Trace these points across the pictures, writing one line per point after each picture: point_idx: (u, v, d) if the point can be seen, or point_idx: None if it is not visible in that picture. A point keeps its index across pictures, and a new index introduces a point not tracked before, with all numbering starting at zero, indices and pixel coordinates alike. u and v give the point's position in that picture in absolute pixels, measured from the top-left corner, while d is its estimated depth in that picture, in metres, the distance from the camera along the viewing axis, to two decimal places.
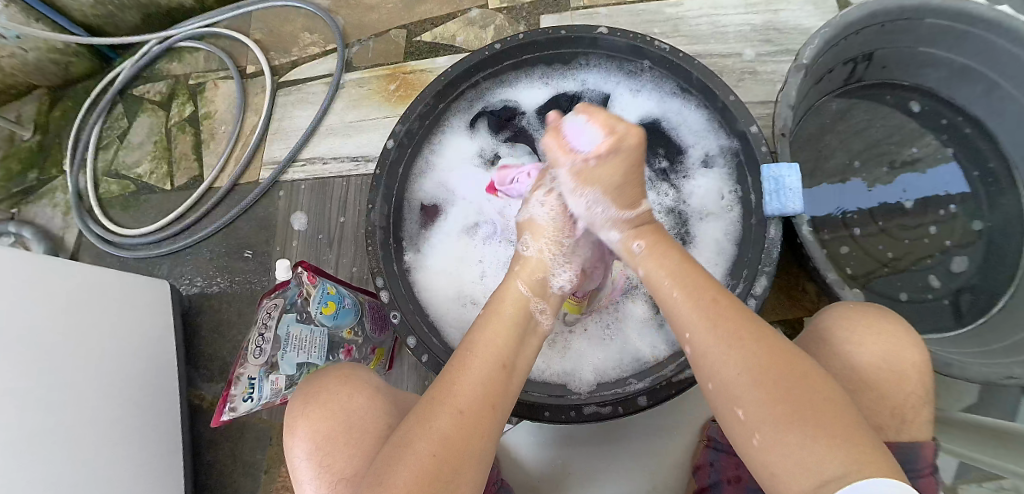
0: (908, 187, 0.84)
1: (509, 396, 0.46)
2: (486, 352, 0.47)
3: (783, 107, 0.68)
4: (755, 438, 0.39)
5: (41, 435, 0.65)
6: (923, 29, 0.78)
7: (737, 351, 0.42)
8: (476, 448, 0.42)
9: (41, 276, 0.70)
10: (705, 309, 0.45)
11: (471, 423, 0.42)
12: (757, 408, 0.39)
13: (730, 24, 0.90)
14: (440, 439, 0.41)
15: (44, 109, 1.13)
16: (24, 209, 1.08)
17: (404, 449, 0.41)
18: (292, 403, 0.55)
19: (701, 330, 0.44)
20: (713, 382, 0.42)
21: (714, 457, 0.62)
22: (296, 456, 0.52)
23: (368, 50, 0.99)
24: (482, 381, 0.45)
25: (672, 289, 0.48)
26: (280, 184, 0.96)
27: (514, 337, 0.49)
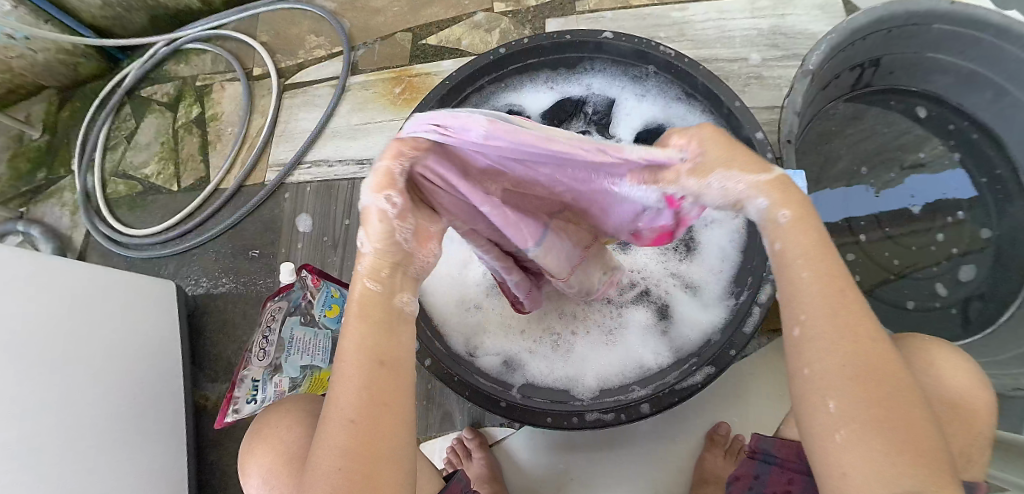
0: (917, 192, 0.84)
1: (405, 382, 0.37)
2: (358, 348, 0.36)
3: (789, 113, 0.68)
4: (838, 435, 0.33)
5: (47, 436, 0.66)
6: (932, 34, 0.78)
7: (852, 349, 0.34)
8: (390, 450, 0.35)
9: (47, 279, 0.71)
10: (830, 296, 0.35)
11: (367, 429, 0.34)
12: (852, 403, 0.33)
13: (736, 28, 0.90)
14: (346, 453, 0.34)
15: (52, 110, 1.14)
16: (32, 209, 1.09)
17: (317, 464, 0.35)
18: (246, 440, 0.56)
19: (821, 316, 0.35)
20: (810, 367, 0.35)
21: (760, 469, 0.56)
22: (251, 491, 0.53)
23: (373, 53, 0.99)
24: (363, 380, 0.35)
25: (804, 265, 0.36)
26: (285, 186, 0.96)
27: (391, 316, 0.38)
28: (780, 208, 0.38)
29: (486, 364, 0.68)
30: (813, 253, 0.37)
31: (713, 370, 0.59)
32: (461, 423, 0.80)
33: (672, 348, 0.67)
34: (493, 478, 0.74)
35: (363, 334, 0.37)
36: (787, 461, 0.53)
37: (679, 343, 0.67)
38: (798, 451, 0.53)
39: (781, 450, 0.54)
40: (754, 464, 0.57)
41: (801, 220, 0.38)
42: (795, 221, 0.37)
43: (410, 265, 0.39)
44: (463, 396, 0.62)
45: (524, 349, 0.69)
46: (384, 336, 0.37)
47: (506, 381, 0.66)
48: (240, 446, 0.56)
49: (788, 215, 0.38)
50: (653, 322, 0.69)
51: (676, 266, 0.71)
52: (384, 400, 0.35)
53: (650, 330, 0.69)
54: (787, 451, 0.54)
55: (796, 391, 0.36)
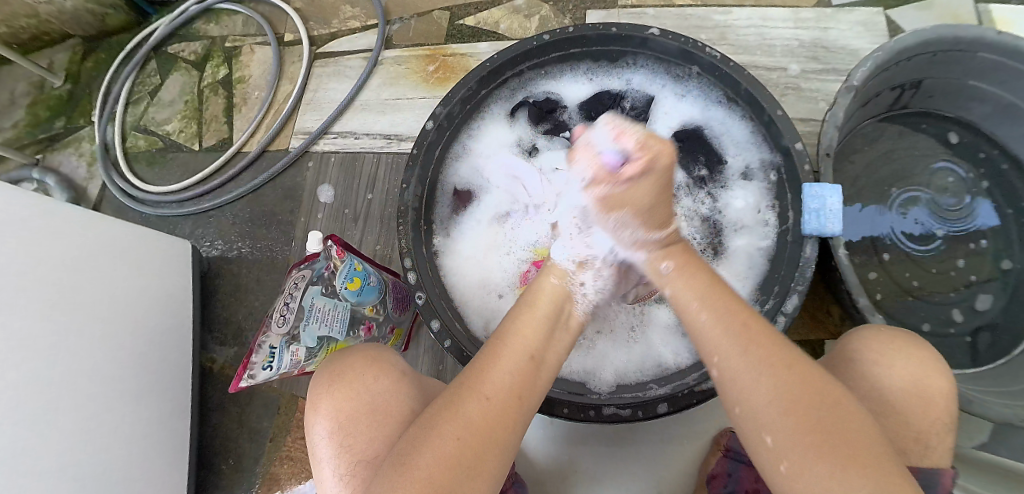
0: (942, 215, 0.83)
1: (538, 390, 0.45)
2: (516, 344, 0.45)
3: (829, 127, 0.67)
4: (783, 464, 0.37)
5: (50, 384, 0.65)
6: (974, 62, 0.77)
7: (768, 377, 0.40)
8: (507, 436, 0.41)
9: (63, 227, 0.70)
10: (733, 332, 0.43)
11: (498, 411, 0.41)
12: (788, 434, 0.38)
13: (778, 37, 0.89)
14: (467, 422, 0.40)
15: (77, 59, 1.12)
16: (49, 157, 1.08)
17: (445, 419, 0.40)
18: (315, 380, 0.55)
19: (733, 355, 0.42)
20: (740, 406, 0.41)
21: (732, 468, 0.63)
22: (317, 434, 0.52)
23: (409, 28, 0.98)
24: (512, 368, 0.44)
25: (700, 311, 0.46)
26: (310, 154, 0.96)
27: (543, 331, 0.48)
28: (664, 260, 0.52)
29: None
30: (709, 302, 0.46)
31: None
32: None
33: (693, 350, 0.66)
34: None
35: (525, 330, 0.47)
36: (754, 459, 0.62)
37: None
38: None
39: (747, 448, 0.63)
40: (727, 464, 0.64)
41: (682, 271, 0.50)
42: (676, 270, 0.51)
43: (567, 297, 0.52)
44: None
45: None
46: (534, 339, 0.47)
47: None
48: (311, 377, 0.56)
49: (670, 266, 0.51)
50: (675, 323, 0.69)
51: None
52: (522, 392, 0.43)
53: (672, 331, 0.69)
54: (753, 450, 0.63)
55: (740, 431, 0.41)
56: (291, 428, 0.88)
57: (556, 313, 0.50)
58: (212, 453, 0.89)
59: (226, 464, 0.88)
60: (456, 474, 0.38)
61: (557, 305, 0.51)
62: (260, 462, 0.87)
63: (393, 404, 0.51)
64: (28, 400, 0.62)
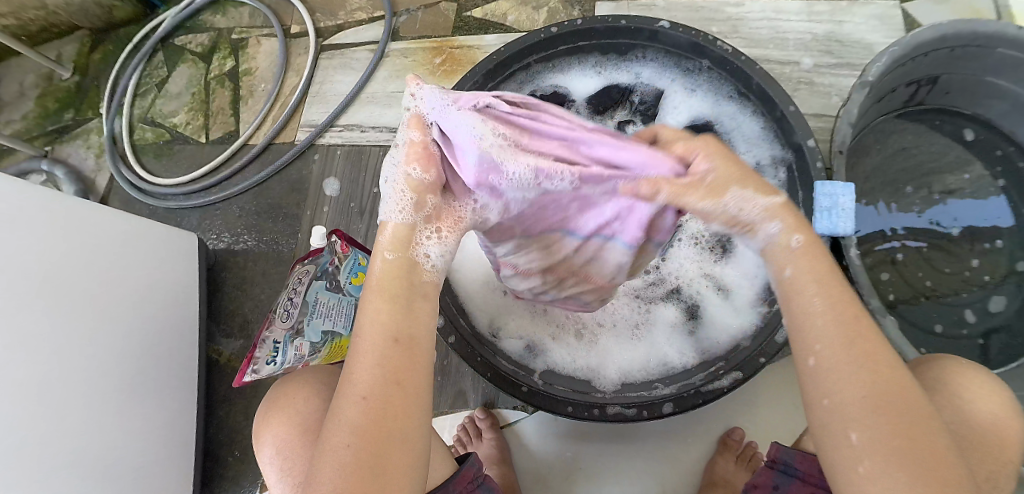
0: (958, 214, 0.81)
1: (422, 375, 0.38)
2: (369, 331, 0.37)
3: (843, 123, 0.66)
4: (861, 464, 0.35)
5: (56, 378, 0.65)
6: (994, 59, 0.75)
7: (869, 376, 0.36)
8: (398, 436, 0.36)
9: (70, 221, 0.70)
10: (841, 322, 0.38)
11: (378, 413, 0.35)
12: (874, 437, 0.34)
13: (791, 30, 0.88)
14: (353, 430, 0.35)
15: (85, 51, 1.13)
16: (57, 148, 1.08)
17: (330, 436, 0.36)
18: (263, 408, 0.56)
19: (838, 345, 0.37)
20: (830, 397, 0.37)
21: (782, 481, 0.54)
22: (264, 461, 0.53)
23: (416, 20, 0.97)
24: (376, 358, 0.37)
25: (815, 295, 0.39)
26: (316, 147, 0.95)
27: (405, 310, 0.39)
28: (793, 233, 0.42)
29: (509, 346, 0.67)
30: (819, 282, 0.39)
31: (741, 375, 0.58)
32: (474, 403, 0.80)
33: (699, 349, 0.66)
34: (501, 460, 0.74)
35: (381, 313, 0.38)
36: (809, 476, 0.52)
37: (707, 346, 0.66)
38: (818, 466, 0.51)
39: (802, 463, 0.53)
40: (773, 475, 0.55)
41: (811, 246, 0.41)
42: (806, 246, 0.41)
43: (411, 260, 0.41)
44: (484, 377, 0.61)
45: (547, 335, 0.68)
46: (404, 318, 0.39)
47: (528, 366, 0.66)
48: (256, 415, 0.56)
49: (801, 240, 0.41)
50: (681, 322, 0.68)
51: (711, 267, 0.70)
52: (399, 377, 0.37)
53: (677, 330, 0.68)
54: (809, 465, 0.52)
55: (818, 420, 0.37)
56: None
57: (411, 281, 0.40)
58: (218, 445, 0.90)
59: (232, 455, 0.89)
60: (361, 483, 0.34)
61: (405, 274, 0.40)
62: None
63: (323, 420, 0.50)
64: (35, 393, 0.62)
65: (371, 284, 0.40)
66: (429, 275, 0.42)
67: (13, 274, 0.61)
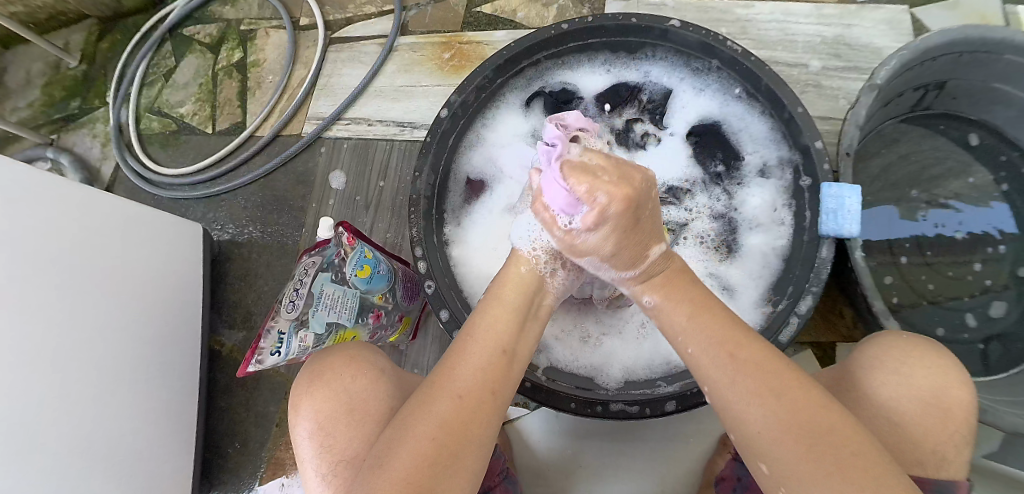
0: (964, 218, 0.82)
1: (511, 383, 0.44)
2: (486, 338, 0.44)
3: (851, 126, 0.66)
4: (783, 489, 0.38)
5: (59, 364, 0.65)
6: (1002, 66, 0.75)
7: (752, 401, 0.40)
8: (477, 432, 0.40)
9: (75, 208, 0.70)
10: (718, 360, 0.43)
11: (470, 408, 0.40)
12: (794, 476, 0.37)
13: (801, 32, 0.88)
14: (442, 419, 0.39)
15: (93, 39, 1.13)
16: (64, 136, 1.08)
17: (416, 420, 0.40)
18: (300, 378, 0.55)
19: (732, 394, 0.41)
20: (748, 451, 0.40)
21: (741, 471, 0.60)
22: (300, 435, 0.52)
23: (425, 15, 0.97)
24: (483, 360, 0.43)
25: (690, 345, 0.45)
26: (323, 140, 0.95)
27: (515, 322, 0.47)
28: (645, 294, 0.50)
29: None
30: (696, 327, 0.46)
31: None
32: None
33: None
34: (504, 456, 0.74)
35: (493, 321, 0.46)
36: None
37: None
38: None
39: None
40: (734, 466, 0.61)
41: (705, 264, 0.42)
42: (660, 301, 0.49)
43: (534, 289, 0.50)
44: None
45: (551, 333, 0.68)
46: (508, 330, 0.46)
47: (531, 362, 0.65)
48: (295, 379, 0.55)
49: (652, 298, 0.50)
50: None
51: (717, 267, 0.70)
52: (496, 385, 0.42)
53: None
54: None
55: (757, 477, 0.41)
56: None
57: (525, 305, 0.49)
58: (219, 436, 0.90)
59: (232, 447, 0.89)
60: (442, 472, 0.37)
61: (521, 298, 0.49)
62: (266, 446, 0.88)
63: (376, 405, 0.51)
64: (38, 378, 0.62)
65: (503, 296, 0.48)
66: (539, 295, 0.51)
67: (17, 259, 0.61)
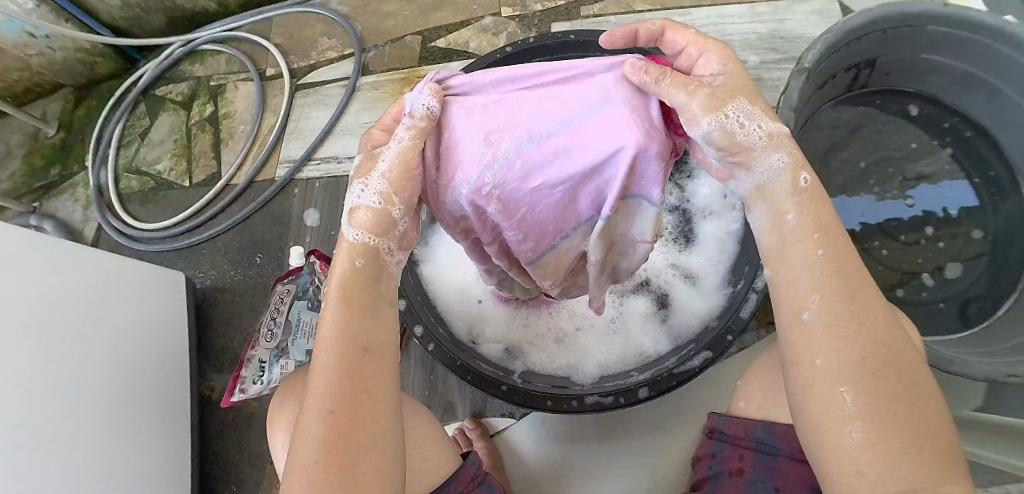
0: (918, 186, 0.85)
1: (378, 376, 0.40)
2: (326, 346, 0.39)
3: (785, 108, 0.69)
4: (854, 430, 0.34)
5: (42, 417, 0.65)
6: (925, 37, 0.79)
7: (850, 339, 0.36)
8: (362, 437, 0.38)
9: (53, 261, 0.71)
10: (837, 285, 0.37)
11: (341, 422, 0.38)
12: (870, 397, 0.34)
13: (736, 33, 0.93)
14: (319, 442, 0.37)
15: (68, 108, 1.17)
16: (46, 203, 1.11)
17: (297, 453, 0.38)
18: (277, 400, 0.60)
19: (838, 300, 0.37)
20: (825, 357, 0.36)
21: (717, 448, 0.57)
22: (279, 449, 0.57)
23: (384, 54, 1.02)
24: (338, 367, 0.39)
25: (819, 243, 0.38)
26: (296, 181, 0.99)
27: (363, 313, 0.41)
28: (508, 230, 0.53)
29: (488, 350, 0.69)
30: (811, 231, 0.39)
31: (711, 355, 0.61)
32: (463, 413, 0.82)
33: (672, 336, 0.69)
34: (494, 467, 0.76)
35: (342, 322, 0.40)
36: (739, 439, 0.54)
37: (679, 331, 0.69)
38: (747, 428, 0.54)
39: (733, 428, 0.55)
40: (711, 443, 0.57)
41: (817, 191, 0.41)
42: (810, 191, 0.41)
43: (375, 273, 0.43)
44: (465, 380, 0.63)
45: (526, 339, 0.71)
46: (372, 328, 0.41)
47: (508, 367, 0.68)
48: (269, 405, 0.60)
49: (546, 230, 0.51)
50: (653, 312, 0.72)
51: (676, 257, 0.74)
52: (367, 385, 0.39)
53: (650, 320, 0.71)
54: (738, 428, 0.55)
55: (805, 384, 0.37)
56: None
57: (374, 292, 0.43)
58: (214, 481, 0.90)
59: (228, 489, 0.90)
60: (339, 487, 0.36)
61: (369, 292, 0.42)
62: (262, 484, 0.89)
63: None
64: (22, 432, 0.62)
65: (326, 298, 0.42)
66: (387, 277, 0.44)
67: None
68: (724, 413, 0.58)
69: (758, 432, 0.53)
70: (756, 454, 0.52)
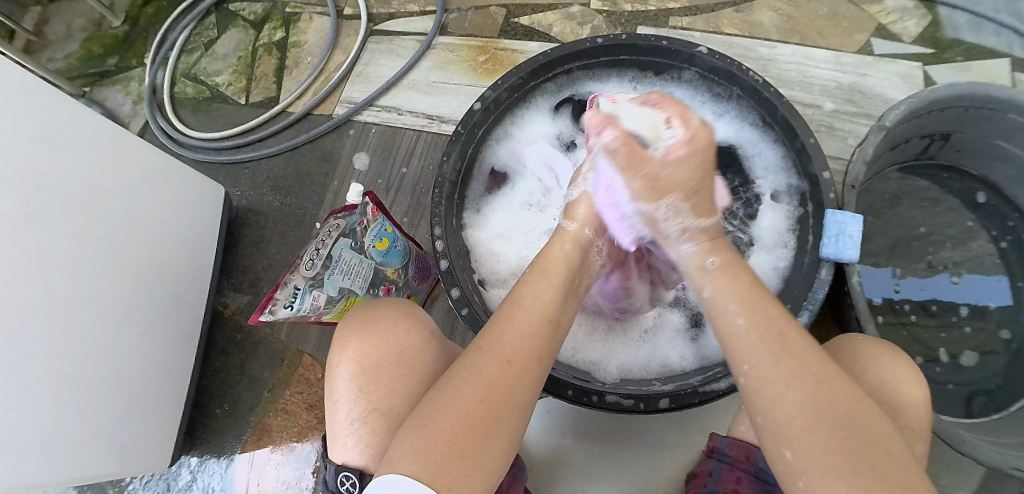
0: (966, 271, 0.85)
1: (549, 355, 0.45)
2: (525, 312, 0.46)
3: (857, 161, 0.68)
4: (791, 456, 0.38)
5: (68, 295, 0.66)
6: (1003, 124, 0.77)
7: (794, 382, 0.40)
8: (518, 398, 0.41)
9: (98, 144, 0.70)
10: (768, 340, 0.43)
11: (513, 376, 0.42)
12: (802, 441, 0.38)
13: (818, 77, 0.93)
14: (484, 392, 0.40)
15: (139, 3, 1.17)
16: (96, 90, 1.11)
17: (450, 391, 0.41)
18: (344, 322, 0.58)
19: (762, 361, 0.42)
20: (761, 415, 0.41)
21: (714, 467, 0.58)
22: (337, 375, 0.56)
23: (465, 19, 1.02)
24: (528, 333, 0.44)
25: (738, 314, 0.45)
26: (352, 123, 0.99)
27: (556, 296, 0.48)
28: None
29: None
30: (748, 303, 0.46)
31: (737, 381, 0.61)
32: None
33: (699, 355, 0.69)
34: None
35: (531, 297, 0.47)
36: (738, 461, 0.56)
37: (706, 353, 0.69)
38: (749, 453, 0.55)
39: (733, 450, 0.57)
40: (709, 462, 0.59)
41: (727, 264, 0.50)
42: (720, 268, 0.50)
43: (574, 265, 0.54)
44: None
45: None
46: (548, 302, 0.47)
47: None
48: (336, 326, 0.58)
49: None
50: (685, 328, 0.72)
51: None
52: (537, 354, 0.44)
53: (681, 335, 0.71)
54: (739, 451, 0.56)
55: (765, 446, 0.40)
56: (290, 383, 0.90)
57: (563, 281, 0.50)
58: (208, 397, 0.92)
59: (220, 408, 0.91)
60: (473, 444, 0.38)
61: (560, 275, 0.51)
62: (254, 411, 0.90)
63: (417, 364, 0.54)
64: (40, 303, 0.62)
65: (537, 277, 0.50)
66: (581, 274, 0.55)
67: (38, 182, 0.61)
68: (727, 435, 0.59)
69: (760, 458, 0.54)
70: (753, 479, 0.54)
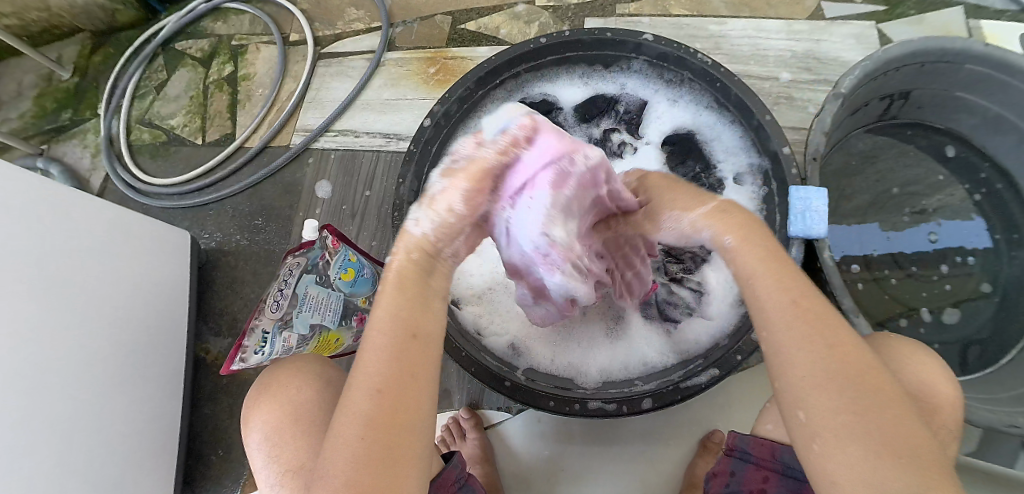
0: (943, 220, 0.84)
1: (429, 366, 0.40)
2: (385, 330, 0.40)
3: (817, 132, 0.67)
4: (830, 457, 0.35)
5: (44, 368, 0.64)
6: (962, 75, 0.76)
7: (824, 378, 0.37)
8: (416, 426, 0.38)
9: (55, 208, 0.69)
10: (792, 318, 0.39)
11: (392, 404, 0.37)
12: (835, 431, 0.35)
13: (773, 47, 0.91)
14: (368, 431, 0.36)
15: (86, 53, 1.14)
16: (53, 147, 1.09)
17: (334, 441, 0.37)
18: (251, 394, 0.59)
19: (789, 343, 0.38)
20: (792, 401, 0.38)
21: (736, 467, 0.56)
22: (252, 444, 0.56)
23: (411, 31, 1.00)
24: (390, 356, 0.39)
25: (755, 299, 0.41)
26: (311, 151, 0.97)
27: (412, 302, 0.41)
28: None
29: (493, 344, 0.69)
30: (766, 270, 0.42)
31: (718, 373, 0.60)
32: (458, 402, 0.81)
33: (678, 350, 0.68)
34: (483, 459, 0.76)
35: (389, 312, 0.41)
36: (764, 461, 0.54)
37: (685, 346, 0.68)
38: (775, 451, 0.54)
39: (757, 449, 0.55)
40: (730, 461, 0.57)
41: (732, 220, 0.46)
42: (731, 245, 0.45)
43: (429, 263, 0.44)
44: (468, 372, 0.62)
45: (531, 335, 0.70)
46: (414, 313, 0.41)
47: (512, 363, 0.68)
48: (244, 400, 0.59)
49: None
50: (661, 322, 0.71)
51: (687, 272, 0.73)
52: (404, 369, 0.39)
53: (654, 328, 0.70)
54: (763, 450, 0.55)
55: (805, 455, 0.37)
56: None
57: (426, 283, 0.43)
58: (201, 445, 0.91)
59: (215, 454, 0.90)
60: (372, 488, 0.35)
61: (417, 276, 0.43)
62: None
63: (313, 412, 0.54)
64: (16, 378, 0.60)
65: (386, 285, 0.42)
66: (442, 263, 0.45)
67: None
68: (747, 433, 0.58)
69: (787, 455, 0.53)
70: (782, 478, 0.52)
